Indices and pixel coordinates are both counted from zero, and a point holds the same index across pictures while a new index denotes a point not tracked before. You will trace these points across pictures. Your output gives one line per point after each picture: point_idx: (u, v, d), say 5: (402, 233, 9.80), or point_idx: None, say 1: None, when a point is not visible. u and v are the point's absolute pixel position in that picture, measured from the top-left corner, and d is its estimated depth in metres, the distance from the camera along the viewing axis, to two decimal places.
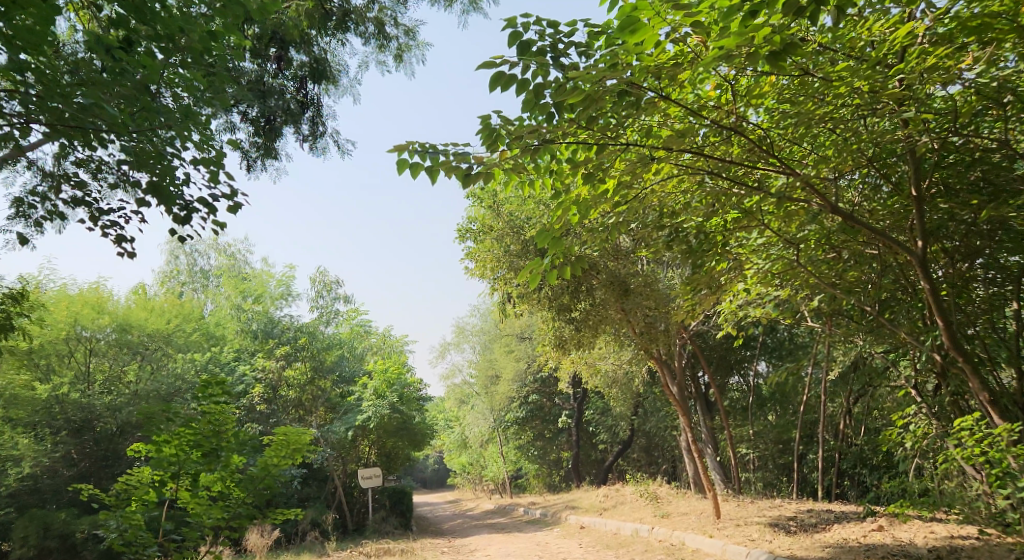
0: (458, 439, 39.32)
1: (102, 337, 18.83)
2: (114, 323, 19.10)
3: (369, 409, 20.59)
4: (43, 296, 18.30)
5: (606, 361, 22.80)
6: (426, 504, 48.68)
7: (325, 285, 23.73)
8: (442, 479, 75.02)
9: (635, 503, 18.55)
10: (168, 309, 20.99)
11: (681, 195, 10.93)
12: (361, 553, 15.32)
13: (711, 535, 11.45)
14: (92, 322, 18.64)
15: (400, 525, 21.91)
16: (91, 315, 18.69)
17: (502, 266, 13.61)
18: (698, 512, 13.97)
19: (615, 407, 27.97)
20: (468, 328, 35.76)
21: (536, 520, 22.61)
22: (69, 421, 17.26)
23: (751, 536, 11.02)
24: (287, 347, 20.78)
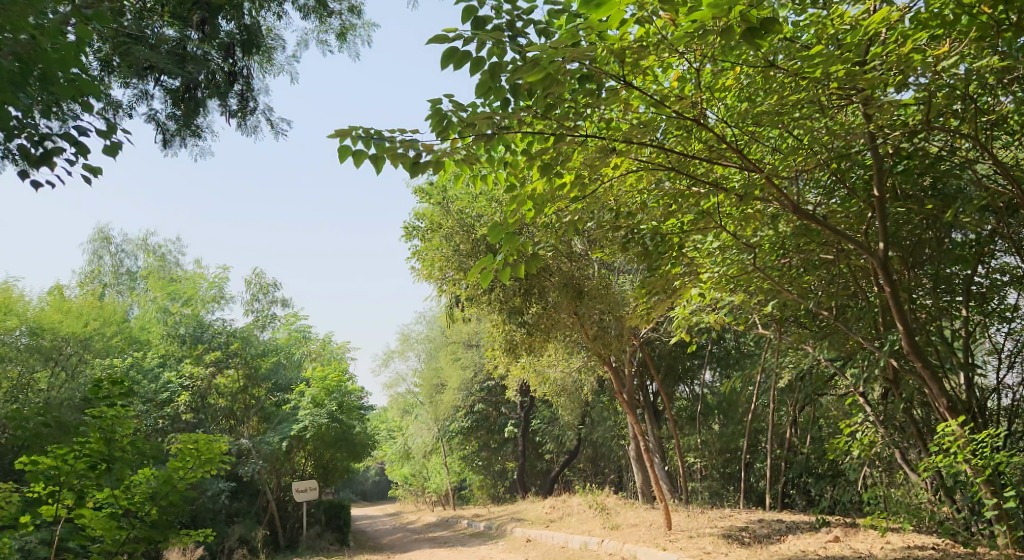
0: (401, 450, 38.50)
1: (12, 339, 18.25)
2: (25, 325, 18.57)
3: (306, 419, 19.72)
4: None
5: (553, 369, 22.38)
6: (368, 516, 47.67)
7: (261, 288, 22.86)
8: (384, 490, 73.86)
9: (581, 514, 18.11)
10: (85, 312, 20.43)
11: (637, 193, 10.52)
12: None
13: (663, 548, 10.98)
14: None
15: (337, 539, 21.02)
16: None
17: (449, 268, 13.03)
18: (649, 524, 13.53)
19: (561, 416, 27.55)
20: (413, 336, 35.05)
21: (480, 533, 22.03)
22: None
23: (705, 548, 10.58)
24: (218, 353, 19.80)
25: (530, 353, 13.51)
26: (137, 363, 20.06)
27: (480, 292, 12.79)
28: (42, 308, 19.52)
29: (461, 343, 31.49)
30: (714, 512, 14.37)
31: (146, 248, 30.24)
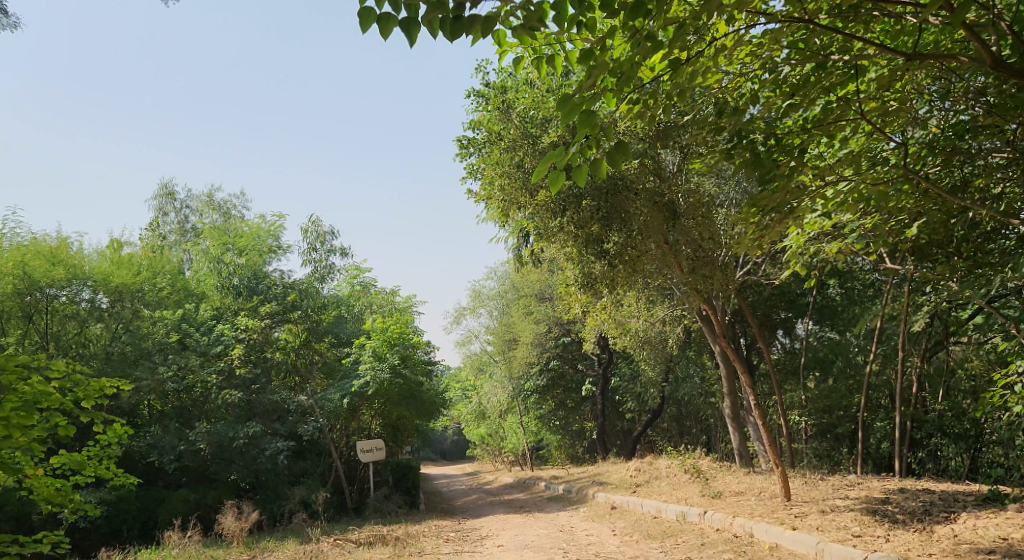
0: (476, 409, 37.02)
1: (63, 295, 17.14)
2: (77, 280, 17.31)
3: (366, 374, 18.06)
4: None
5: (635, 319, 20.26)
6: (446, 477, 46.76)
7: (317, 236, 21.27)
8: (463, 450, 73.37)
9: (672, 478, 16.08)
10: (141, 260, 18.97)
11: (760, 69, 8.37)
12: (354, 538, 12.95)
13: (792, 525, 8.82)
14: (45, 275, 16.66)
15: (405, 503, 19.42)
16: (45, 266, 16.70)
17: (515, 190, 11.10)
18: (762, 494, 11.40)
19: (644, 373, 25.40)
20: (484, 292, 33.22)
21: (558, 496, 20.20)
22: None
23: (853, 529, 8.36)
24: (273, 304, 18.38)
25: (612, 294, 11.53)
26: (188, 316, 18.84)
27: (552, 214, 10.80)
28: (95, 259, 18.17)
29: (534, 296, 29.50)
30: (838, 479, 12.12)
31: (210, 203, 28.64)
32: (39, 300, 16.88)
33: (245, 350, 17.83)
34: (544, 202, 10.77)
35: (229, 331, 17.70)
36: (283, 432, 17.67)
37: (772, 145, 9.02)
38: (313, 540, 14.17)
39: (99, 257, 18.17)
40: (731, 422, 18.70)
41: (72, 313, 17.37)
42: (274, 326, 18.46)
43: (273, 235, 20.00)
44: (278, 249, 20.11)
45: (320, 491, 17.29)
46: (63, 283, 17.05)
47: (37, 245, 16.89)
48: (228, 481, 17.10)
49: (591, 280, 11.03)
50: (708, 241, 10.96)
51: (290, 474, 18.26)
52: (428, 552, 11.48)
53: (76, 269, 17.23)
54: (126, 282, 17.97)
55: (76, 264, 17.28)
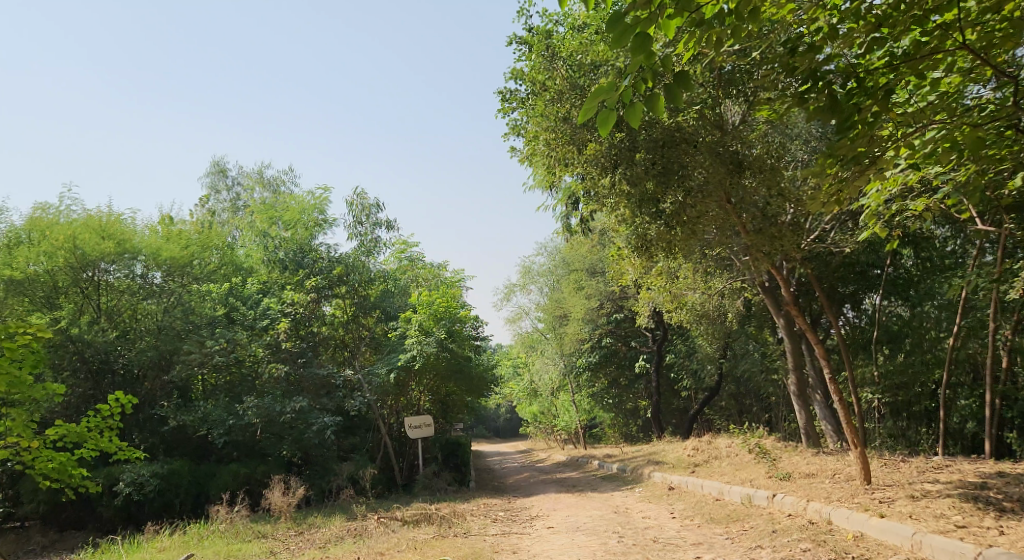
0: (527, 387, 36.38)
1: (114, 273, 17.00)
2: (129, 255, 17.07)
3: (413, 348, 17.44)
4: (51, 224, 16.53)
5: (695, 292, 19.25)
6: (497, 455, 46.36)
7: (363, 209, 20.69)
8: (515, 428, 73.09)
9: (736, 458, 15.13)
10: (192, 236, 18.59)
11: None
12: (400, 516, 12.35)
13: (881, 513, 7.95)
14: (95, 249, 16.44)
15: (454, 481, 18.81)
16: (94, 239, 16.48)
17: (562, 145, 10.44)
18: (836, 480, 10.48)
19: (701, 349, 24.35)
20: (535, 268, 32.38)
21: (613, 476, 19.38)
22: (86, 364, 16.09)
23: (954, 519, 7.48)
24: (320, 277, 17.62)
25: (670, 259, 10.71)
26: (234, 289, 18.45)
27: (602, 170, 10.11)
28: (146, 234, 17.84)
29: (586, 271, 28.32)
30: (920, 464, 11.11)
31: (256, 178, 28.22)
32: (91, 276, 16.72)
33: (291, 325, 17.37)
34: (595, 155, 10.08)
35: (276, 306, 17.25)
36: (330, 407, 17.16)
37: (852, 87, 8.08)
38: (361, 516, 13.60)
39: (151, 230, 17.86)
40: (797, 398, 17.87)
41: (126, 288, 17.18)
42: (323, 301, 17.87)
43: (320, 208, 19.22)
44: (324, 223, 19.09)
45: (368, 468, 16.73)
46: (114, 256, 16.81)
47: (86, 219, 16.70)
48: (275, 457, 16.72)
49: (647, 243, 10.21)
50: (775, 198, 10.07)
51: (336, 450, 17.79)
52: (475, 534, 10.80)
53: (127, 241, 16.96)
54: (178, 255, 17.72)
55: (128, 237, 17.03)
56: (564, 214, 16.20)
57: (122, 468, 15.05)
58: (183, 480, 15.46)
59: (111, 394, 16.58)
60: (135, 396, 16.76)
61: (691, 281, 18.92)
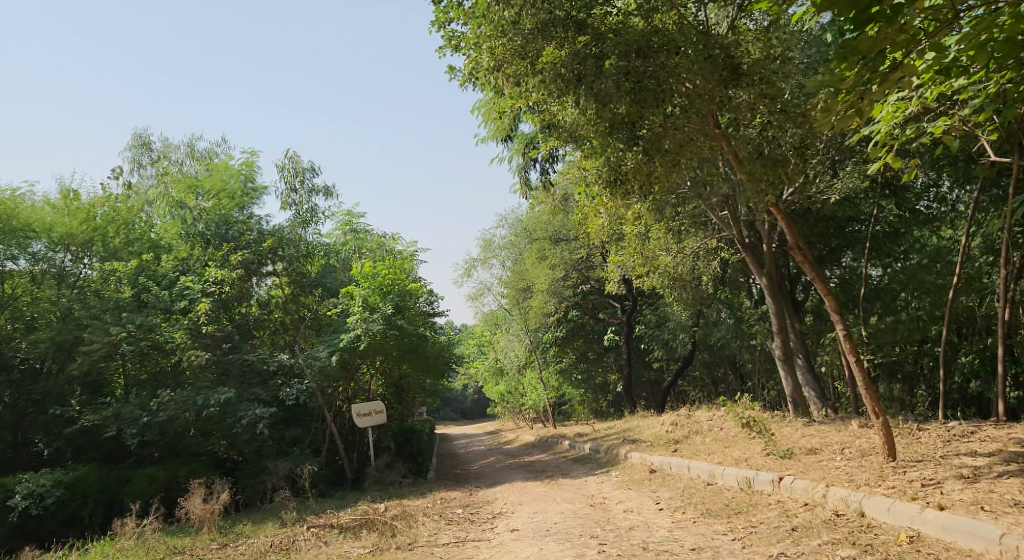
0: (493, 366, 34.68)
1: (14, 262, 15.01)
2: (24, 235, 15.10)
3: (357, 327, 15.62)
4: None
5: (665, 252, 17.71)
6: (467, 436, 44.72)
7: (295, 173, 18.55)
8: (484, 409, 71.63)
9: (720, 433, 13.57)
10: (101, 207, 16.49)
11: None
12: (334, 523, 10.75)
13: (936, 504, 6.72)
14: None
15: (411, 472, 17.01)
16: None
17: (514, 58, 9.63)
18: (851, 455, 9.04)
19: (673, 318, 22.76)
20: (496, 241, 30.43)
21: (585, 457, 17.76)
22: None
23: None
24: (246, 252, 15.71)
25: (649, 195, 10.18)
26: (145, 267, 16.43)
27: (566, 86, 9.39)
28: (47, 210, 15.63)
29: (550, 240, 26.42)
30: (937, 435, 9.67)
31: (189, 150, 25.93)
32: None
33: (213, 307, 15.44)
34: (555, 66, 9.38)
35: (195, 286, 15.35)
36: (264, 398, 15.29)
37: None
38: (296, 524, 11.83)
39: (54, 200, 15.87)
40: (782, 362, 16.20)
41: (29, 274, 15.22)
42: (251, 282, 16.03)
43: (247, 176, 17.31)
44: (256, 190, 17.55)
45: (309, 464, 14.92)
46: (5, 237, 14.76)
47: None
48: (204, 458, 14.86)
49: (621, 174, 9.62)
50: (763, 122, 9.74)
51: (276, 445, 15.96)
52: (422, 541, 9.10)
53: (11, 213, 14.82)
54: (76, 228, 15.69)
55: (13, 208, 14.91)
56: (523, 167, 14.40)
57: (18, 478, 13.14)
58: (92, 487, 13.60)
59: (8, 393, 14.56)
60: (35, 395, 14.78)
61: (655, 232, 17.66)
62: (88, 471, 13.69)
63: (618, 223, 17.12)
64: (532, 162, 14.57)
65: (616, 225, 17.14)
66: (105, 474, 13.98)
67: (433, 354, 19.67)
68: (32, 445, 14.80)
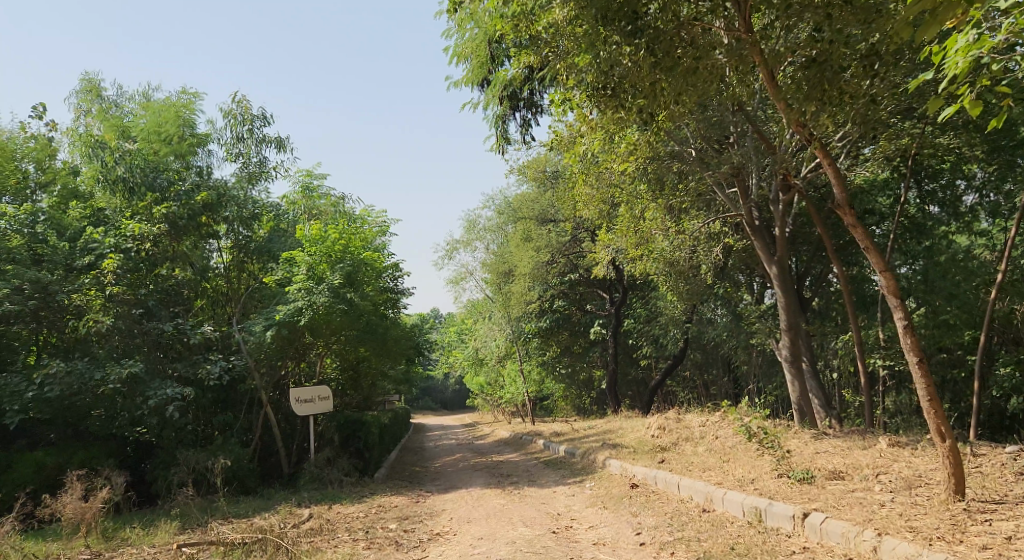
0: (472, 355, 32.58)
1: None
2: None
3: (297, 300, 13.59)
4: None
5: (660, 234, 15.60)
6: (443, 428, 42.66)
7: (243, 121, 16.70)
8: (464, 399, 69.69)
9: (714, 446, 11.51)
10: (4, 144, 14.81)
11: None
12: (214, 539, 9.08)
13: None
14: None
15: (356, 470, 14.91)
16: None
17: None
18: (913, 499, 7.09)
19: (664, 314, 20.67)
20: (480, 223, 28.09)
21: (557, 461, 15.64)
22: None
23: None
24: (172, 207, 14.74)
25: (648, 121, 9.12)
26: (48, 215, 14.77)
27: None
28: None
29: (535, 220, 24.29)
30: (997, 469, 7.58)
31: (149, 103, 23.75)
32: None
33: (125, 266, 14.15)
34: None
35: (110, 243, 14.24)
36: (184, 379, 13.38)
37: None
38: (197, 538, 9.79)
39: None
40: (787, 366, 14.04)
41: None
42: (182, 240, 15.15)
43: (188, 121, 15.85)
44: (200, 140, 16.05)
45: (218, 460, 13.01)
46: None
47: None
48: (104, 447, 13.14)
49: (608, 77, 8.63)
50: (807, 35, 8.50)
51: (187, 436, 14.17)
52: None
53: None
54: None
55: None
56: (497, 121, 12.66)
57: None
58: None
59: None
60: None
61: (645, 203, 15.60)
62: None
63: (610, 196, 15.61)
64: (511, 112, 12.65)
65: (605, 193, 15.35)
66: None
67: (395, 336, 17.57)
68: None
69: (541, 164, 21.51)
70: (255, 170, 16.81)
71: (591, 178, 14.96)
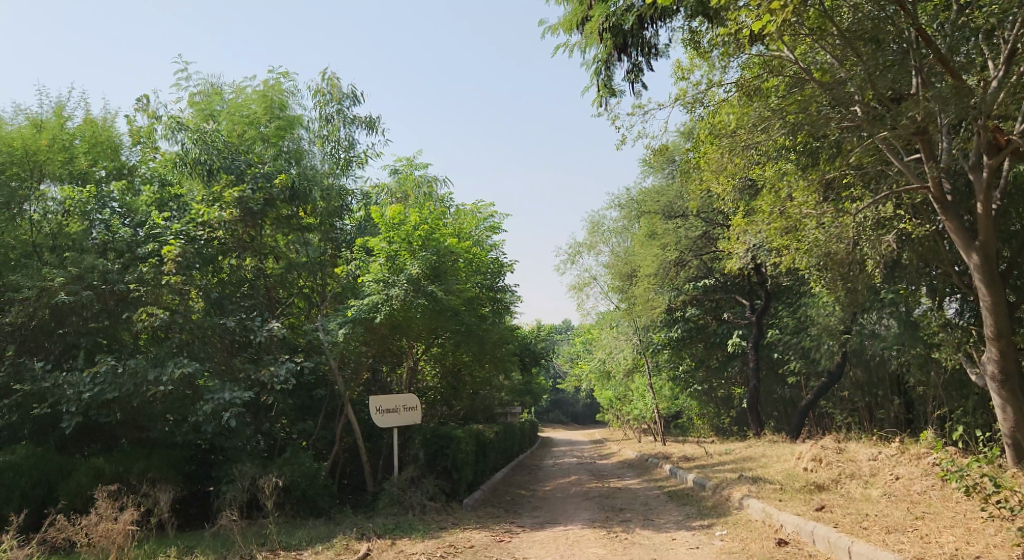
0: (599, 368, 29.99)
1: None
2: None
3: (373, 295, 11.70)
4: None
5: (813, 218, 12.72)
6: (569, 444, 40.10)
7: (331, 100, 15.09)
8: (596, 414, 66.79)
9: (895, 494, 8.53)
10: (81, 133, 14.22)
11: None
12: None
13: None
14: None
15: (440, 496, 12.71)
16: None
17: None
18: None
19: (817, 322, 17.42)
20: (606, 224, 25.54)
21: (683, 494, 12.83)
22: None
23: None
24: (245, 189, 13.27)
25: None
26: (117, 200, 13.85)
27: None
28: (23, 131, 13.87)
29: (662, 215, 21.70)
30: None
31: None
32: None
33: (191, 253, 12.91)
34: None
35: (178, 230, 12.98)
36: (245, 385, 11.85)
37: None
38: None
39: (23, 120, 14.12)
40: (995, 388, 10.68)
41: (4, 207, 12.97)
42: (259, 226, 13.73)
43: (276, 103, 14.19)
44: (288, 124, 14.34)
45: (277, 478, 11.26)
46: None
47: None
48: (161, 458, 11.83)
49: None
50: None
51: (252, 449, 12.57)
52: None
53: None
54: (38, 147, 13.60)
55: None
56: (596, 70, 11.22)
57: None
58: (24, 479, 10.72)
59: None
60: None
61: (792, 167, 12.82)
62: (22, 457, 10.84)
63: (746, 167, 12.94)
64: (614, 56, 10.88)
65: (743, 162, 12.64)
66: (42, 458, 11.01)
67: (497, 343, 15.33)
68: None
69: (668, 150, 18.83)
70: (337, 147, 15.26)
71: (725, 135, 12.39)
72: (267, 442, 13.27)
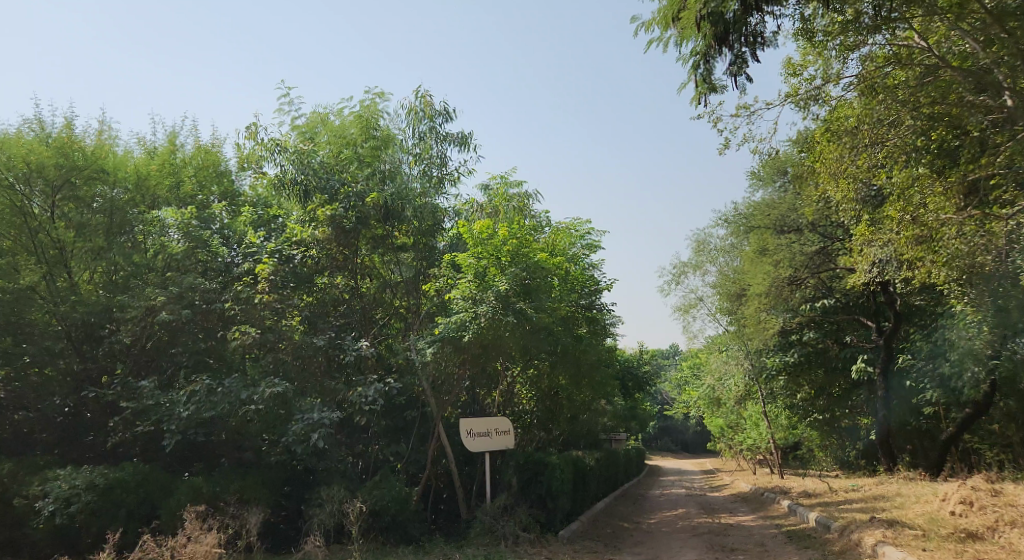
0: (709, 395, 28.46)
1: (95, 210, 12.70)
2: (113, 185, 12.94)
3: (459, 314, 11.17)
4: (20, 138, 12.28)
5: (952, 227, 11.28)
6: (678, 475, 38.36)
7: (425, 117, 14.15)
8: (706, 443, 64.25)
9: None
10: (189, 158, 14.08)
11: None
12: None
13: None
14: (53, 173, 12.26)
15: (537, 527, 11.86)
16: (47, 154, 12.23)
17: None
18: None
19: (955, 345, 15.68)
20: (713, 243, 24.19)
21: (805, 534, 11.52)
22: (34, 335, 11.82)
23: None
24: (335, 207, 12.85)
25: None
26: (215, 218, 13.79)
27: None
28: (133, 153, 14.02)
29: (774, 231, 20.27)
30: None
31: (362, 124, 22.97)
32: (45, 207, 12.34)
33: (283, 271, 12.63)
34: None
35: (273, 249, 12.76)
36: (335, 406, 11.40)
37: None
38: None
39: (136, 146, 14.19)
40: None
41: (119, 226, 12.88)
42: (354, 246, 13.36)
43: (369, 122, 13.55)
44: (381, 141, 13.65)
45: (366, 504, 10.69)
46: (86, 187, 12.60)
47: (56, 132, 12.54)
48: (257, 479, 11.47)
49: None
50: None
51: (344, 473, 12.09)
52: None
53: (42, 164, 12.18)
54: (151, 172, 13.43)
55: (85, 149, 12.66)
56: (694, 66, 10.46)
57: (48, 478, 10.45)
58: (129, 496, 10.50)
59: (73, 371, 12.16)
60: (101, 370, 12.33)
61: (925, 172, 11.45)
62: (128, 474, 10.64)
63: (873, 170, 11.62)
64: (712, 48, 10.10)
65: (869, 164, 11.36)
66: (149, 476, 10.81)
67: (597, 366, 14.43)
68: (97, 454, 12.32)
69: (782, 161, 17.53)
70: (430, 166, 14.32)
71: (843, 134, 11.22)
72: (361, 466, 12.79)
